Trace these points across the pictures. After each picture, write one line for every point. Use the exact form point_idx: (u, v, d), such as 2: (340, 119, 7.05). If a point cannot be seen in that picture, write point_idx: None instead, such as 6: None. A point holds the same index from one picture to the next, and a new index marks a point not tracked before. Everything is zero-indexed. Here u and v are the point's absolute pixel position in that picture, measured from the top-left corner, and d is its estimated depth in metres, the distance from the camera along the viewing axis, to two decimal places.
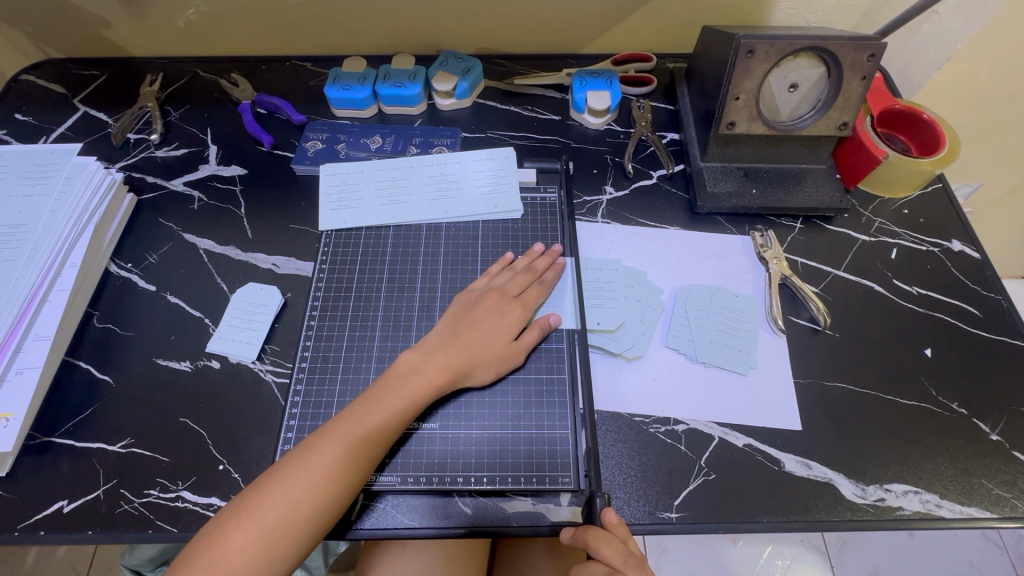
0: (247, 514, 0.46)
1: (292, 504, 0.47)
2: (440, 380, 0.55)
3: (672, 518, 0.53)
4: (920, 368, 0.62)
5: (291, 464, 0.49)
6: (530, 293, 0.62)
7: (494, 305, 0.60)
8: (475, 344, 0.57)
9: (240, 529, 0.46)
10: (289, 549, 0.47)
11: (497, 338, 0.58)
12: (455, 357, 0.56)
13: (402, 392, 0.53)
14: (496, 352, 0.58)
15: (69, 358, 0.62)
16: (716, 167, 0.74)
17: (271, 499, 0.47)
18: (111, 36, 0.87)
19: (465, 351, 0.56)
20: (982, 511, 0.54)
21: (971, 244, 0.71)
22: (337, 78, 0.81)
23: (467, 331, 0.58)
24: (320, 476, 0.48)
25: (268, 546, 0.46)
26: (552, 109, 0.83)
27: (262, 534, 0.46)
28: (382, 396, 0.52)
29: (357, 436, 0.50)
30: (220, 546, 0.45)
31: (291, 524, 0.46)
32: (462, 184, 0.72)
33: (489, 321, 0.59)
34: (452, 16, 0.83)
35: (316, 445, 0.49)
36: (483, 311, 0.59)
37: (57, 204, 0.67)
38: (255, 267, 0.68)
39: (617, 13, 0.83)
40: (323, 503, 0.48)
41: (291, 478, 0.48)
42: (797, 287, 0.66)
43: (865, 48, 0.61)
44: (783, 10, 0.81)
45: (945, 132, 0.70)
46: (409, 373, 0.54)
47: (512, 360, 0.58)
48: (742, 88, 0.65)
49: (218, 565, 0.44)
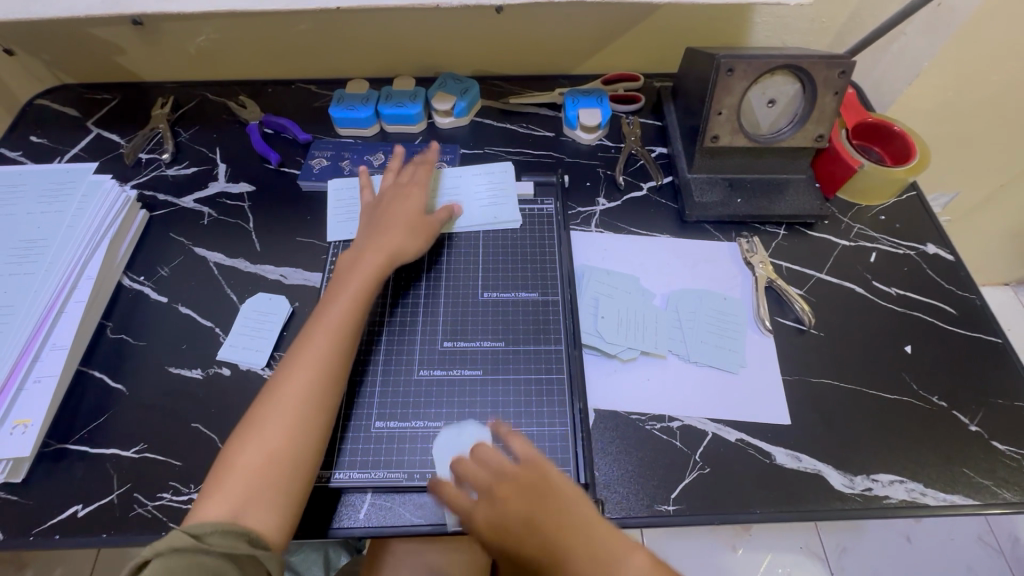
0: (241, 450, 0.51)
1: (277, 427, 0.52)
2: (378, 271, 0.63)
3: (669, 510, 0.56)
4: (901, 364, 0.65)
5: (269, 394, 0.54)
6: (421, 177, 0.72)
7: (395, 195, 0.70)
8: (392, 222, 0.67)
9: (238, 467, 0.50)
10: (297, 449, 0.51)
11: (407, 215, 0.68)
12: (381, 246, 0.65)
13: (348, 297, 0.60)
14: (415, 227, 0.68)
15: (82, 367, 0.64)
16: (703, 178, 0.78)
17: (259, 429, 0.52)
18: (124, 62, 0.91)
19: (386, 234, 0.66)
20: (965, 499, 0.57)
21: (945, 247, 0.75)
22: (341, 99, 0.85)
23: (384, 221, 0.67)
24: (292, 394, 0.53)
25: (270, 468, 0.50)
26: (546, 126, 0.87)
27: (268, 448, 0.51)
28: (328, 308, 0.59)
29: (320, 346, 0.56)
30: (231, 473, 0.50)
31: (286, 443, 0.51)
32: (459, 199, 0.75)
33: (397, 203, 0.69)
34: (451, 40, 0.88)
35: (284, 374, 0.55)
36: (388, 199, 0.70)
37: (73, 220, 0.70)
38: (264, 279, 0.71)
39: (606, 36, 0.88)
40: (303, 415, 0.53)
41: (271, 407, 0.53)
42: (782, 289, 0.70)
43: (837, 66, 0.66)
44: (760, 32, 0.87)
45: (915, 143, 0.75)
46: (348, 283, 0.62)
47: (426, 228, 0.68)
48: (724, 104, 0.70)
49: (227, 498, 0.49)
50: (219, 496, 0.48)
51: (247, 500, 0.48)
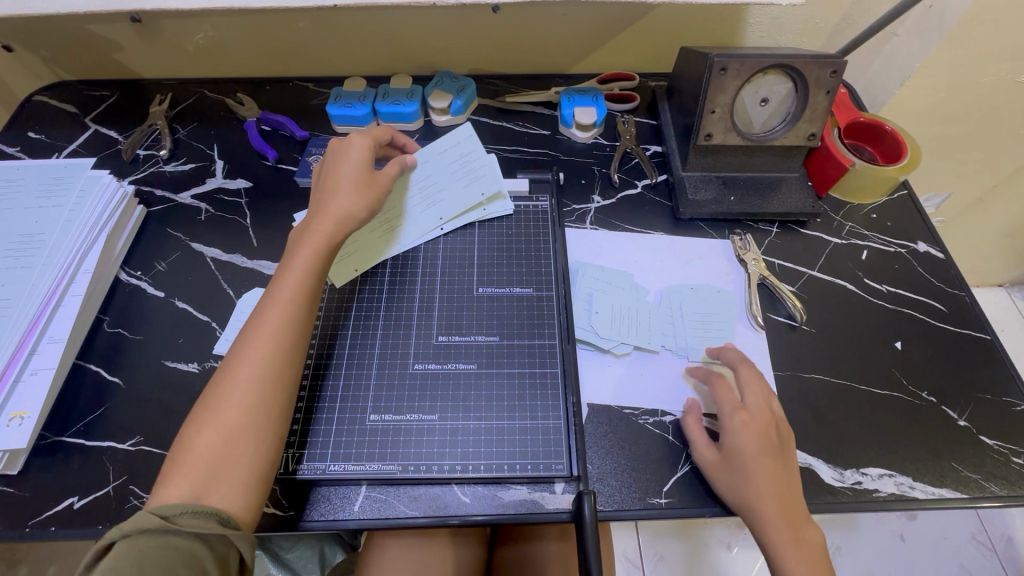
0: (195, 428, 0.49)
1: (229, 404, 0.50)
2: (331, 236, 0.60)
3: (662, 503, 0.56)
4: (891, 361, 0.66)
5: (221, 372, 0.52)
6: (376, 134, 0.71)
7: (336, 153, 0.67)
8: (343, 184, 0.63)
9: (192, 445, 0.48)
10: (259, 428, 0.50)
11: (351, 168, 0.65)
12: (331, 211, 0.61)
13: (298, 268, 0.58)
14: (367, 190, 0.64)
15: (79, 360, 0.65)
16: (696, 176, 0.78)
17: (212, 407, 0.50)
18: (122, 59, 0.91)
19: (337, 198, 0.62)
20: (953, 493, 0.57)
21: (936, 245, 0.76)
22: (338, 96, 0.86)
23: (336, 183, 0.64)
24: (242, 371, 0.51)
25: (225, 444, 0.48)
26: (542, 125, 0.88)
27: (225, 426, 0.49)
28: (279, 283, 0.57)
29: (273, 322, 0.54)
30: (187, 454, 0.47)
31: (241, 418, 0.49)
32: (434, 179, 0.73)
33: (342, 159, 0.66)
34: (448, 39, 0.88)
35: (235, 351, 0.53)
36: (337, 157, 0.66)
37: (71, 214, 0.70)
38: (260, 274, 0.71)
39: (601, 36, 0.89)
40: (256, 390, 0.51)
41: (222, 384, 0.51)
42: (775, 286, 0.70)
43: (828, 66, 0.67)
44: (754, 33, 0.88)
45: (906, 142, 0.76)
46: (292, 254, 0.59)
47: (380, 190, 0.66)
48: (717, 103, 0.70)
49: (181, 476, 0.47)
50: (179, 478, 0.46)
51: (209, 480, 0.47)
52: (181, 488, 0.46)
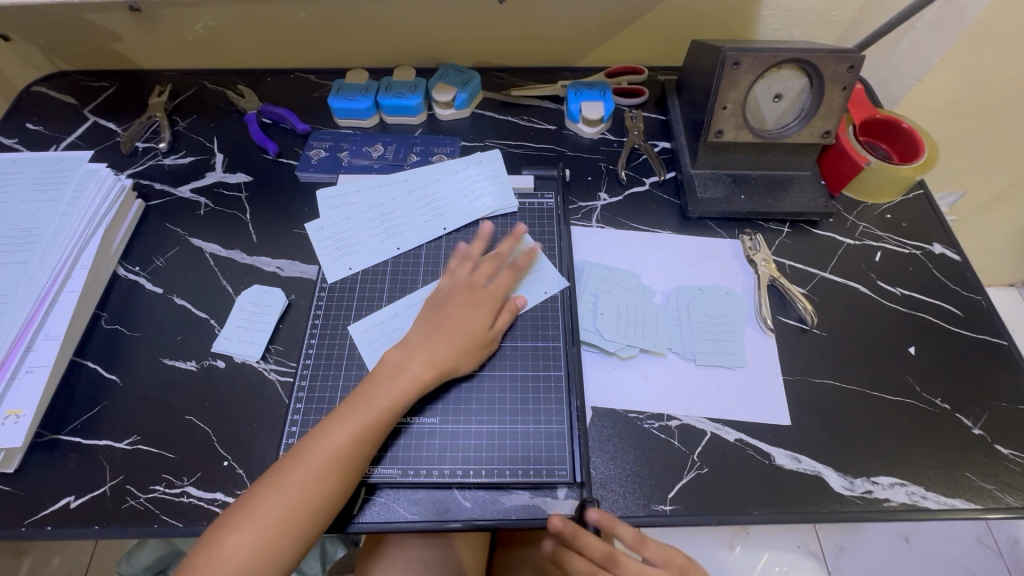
0: (245, 516, 0.48)
1: (284, 504, 0.48)
2: (414, 389, 0.55)
3: (667, 510, 0.55)
4: (904, 366, 0.64)
5: (286, 465, 0.50)
6: (500, 280, 0.64)
7: (471, 298, 0.62)
8: (455, 337, 0.59)
9: (237, 529, 0.47)
10: (307, 526, 0.49)
11: (475, 327, 0.60)
12: (437, 357, 0.57)
13: (397, 384, 0.55)
14: (480, 345, 0.60)
15: (76, 358, 0.64)
16: (706, 174, 0.77)
17: (267, 499, 0.48)
18: (121, 49, 0.90)
19: (447, 344, 0.58)
20: (966, 503, 0.56)
21: (952, 247, 0.74)
22: (340, 89, 0.84)
23: (442, 330, 0.59)
24: (308, 475, 0.49)
25: (267, 542, 0.47)
26: (548, 119, 0.86)
27: (269, 526, 0.48)
28: (397, 378, 0.55)
29: (354, 426, 0.52)
30: (228, 546, 0.47)
31: (290, 520, 0.48)
32: (435, 193, 0.74)
33: (472, 309, 0.61)
34: (452, 30, 0.86)
35: (308, 447, 0.51)
36: (456, 304, 0.61)
37: (68, 208, 0.69)
38: (260, 271, 0.70)
39: (609, 28, 0.87)
40: (315, 497, 0.49)
41: (283, 480, 0.49)
42: (785, 288, 0.69)
43: (845, 60, 0.65)
44: (767, 25, 0.85)
45: (924, 140, 0.73)
46: (396, 370, 0.56)
47: (490, 346, 0.61)
48: (729, 99, 0.68)
49: (218, 564, 0.46)
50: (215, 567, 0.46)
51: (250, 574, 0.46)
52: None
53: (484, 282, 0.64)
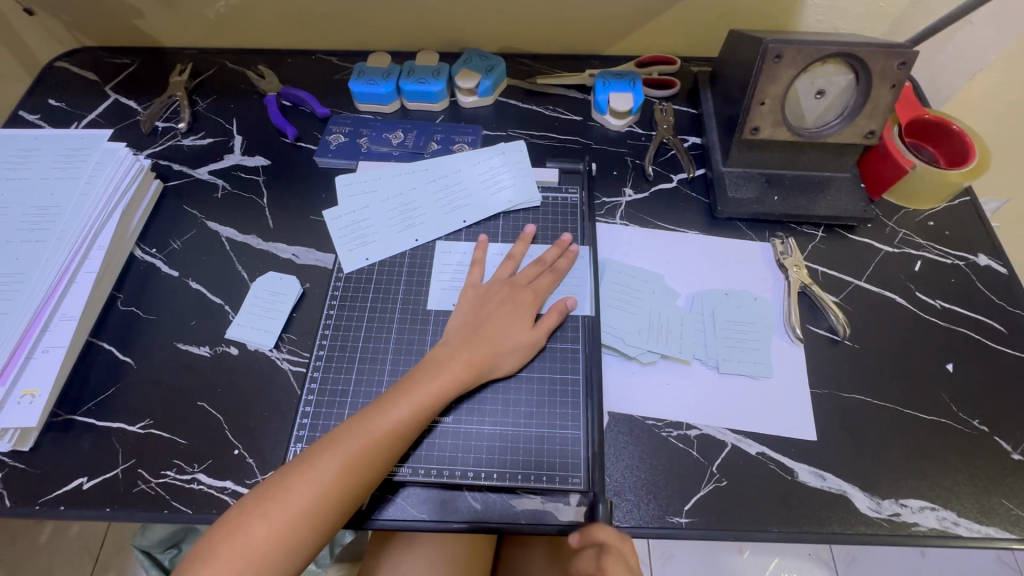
0: (270, 503, 0.47)
1: (315, 494, 0.47)
2: (456, 389, 0.54)
3: (682, 523, 0.53)
4: (940, 384, 0.61)
5: (315, 455, 0.49)
6: (541, 281, 0.63)
7: (513, 298, 0.61)
8: (495, 340, 0.58)
9: (263, 518, 0.46)
10: (331, 517, 0.48)
11: (517, 327, 0.59)
12: (477, 358, 0.56)
13: (434, 382, 0.54)
14: (519, 347, 0.58)
15: (92, 338, 0.64)
16: (738, 172, 0.73)
17: (297, 488, 0.47)
18: (142, 25, 0.88)
19: (487, 346, 0.57)
20: (1000, 532, 0.53)
21: (998, 258, 0.69)
22: (362, 73, 0.82)
23: (482, 332, 0.58)
24: (340, 467, 0.48)
25: (291, 532, 0.46)
26: (573, 109, 0.83)
27: (296, 514, 0.46)
28: (435, 375, 0.54)
29: (388, 421, 0.51)
30: (253, 533, 0.46)
31: (317, 512, 0.47)
32: (462, 183, 0.72)
33: (511, 309, 0.60)
34: (478, 13, 0.83)
35: (341, 437, 0.50)
36: (498, 305, 0.60)
37: (87, 187, 0.69)
38: (275, 257, 0.69)
39: (641, 14, 0.83)
40: (346, 490, 0.48)
41: (315, 469, 0.48)
42: (816, 296, 0.65)
43: (897, 56, 0.61)
44: (810, 16, 0.81)
45: (974, 144, 0.69)
46: (434, 368, 0.55)
47: (532, 349, 0.59)
48: (768, 93, 0.64)
49: (242, 554, 0.45)
50: (237, 554, 0.45)
51: (269, 562, 0.45)
52: (235, 565, 0.45)
53: (525, 284, 0.63)
